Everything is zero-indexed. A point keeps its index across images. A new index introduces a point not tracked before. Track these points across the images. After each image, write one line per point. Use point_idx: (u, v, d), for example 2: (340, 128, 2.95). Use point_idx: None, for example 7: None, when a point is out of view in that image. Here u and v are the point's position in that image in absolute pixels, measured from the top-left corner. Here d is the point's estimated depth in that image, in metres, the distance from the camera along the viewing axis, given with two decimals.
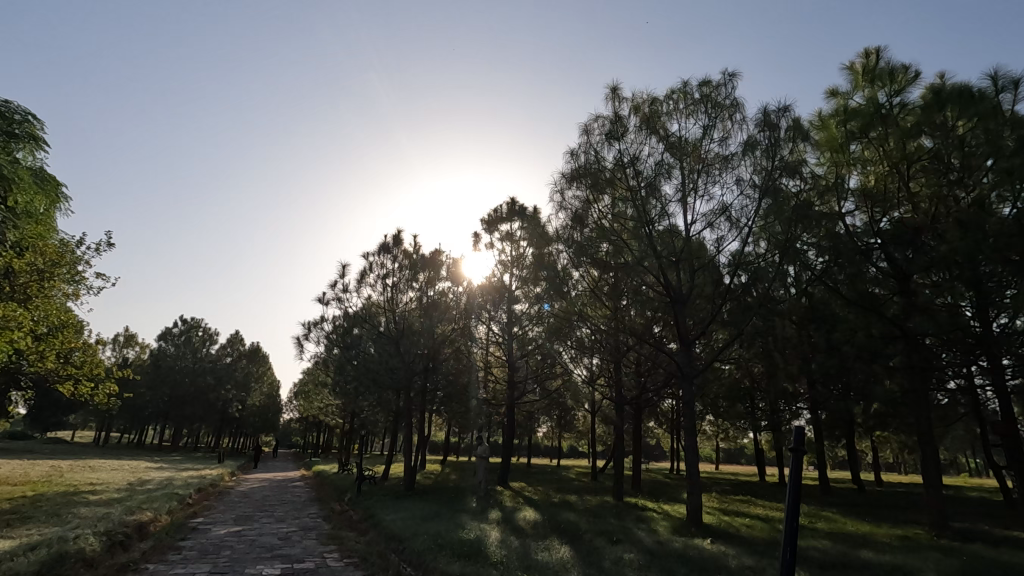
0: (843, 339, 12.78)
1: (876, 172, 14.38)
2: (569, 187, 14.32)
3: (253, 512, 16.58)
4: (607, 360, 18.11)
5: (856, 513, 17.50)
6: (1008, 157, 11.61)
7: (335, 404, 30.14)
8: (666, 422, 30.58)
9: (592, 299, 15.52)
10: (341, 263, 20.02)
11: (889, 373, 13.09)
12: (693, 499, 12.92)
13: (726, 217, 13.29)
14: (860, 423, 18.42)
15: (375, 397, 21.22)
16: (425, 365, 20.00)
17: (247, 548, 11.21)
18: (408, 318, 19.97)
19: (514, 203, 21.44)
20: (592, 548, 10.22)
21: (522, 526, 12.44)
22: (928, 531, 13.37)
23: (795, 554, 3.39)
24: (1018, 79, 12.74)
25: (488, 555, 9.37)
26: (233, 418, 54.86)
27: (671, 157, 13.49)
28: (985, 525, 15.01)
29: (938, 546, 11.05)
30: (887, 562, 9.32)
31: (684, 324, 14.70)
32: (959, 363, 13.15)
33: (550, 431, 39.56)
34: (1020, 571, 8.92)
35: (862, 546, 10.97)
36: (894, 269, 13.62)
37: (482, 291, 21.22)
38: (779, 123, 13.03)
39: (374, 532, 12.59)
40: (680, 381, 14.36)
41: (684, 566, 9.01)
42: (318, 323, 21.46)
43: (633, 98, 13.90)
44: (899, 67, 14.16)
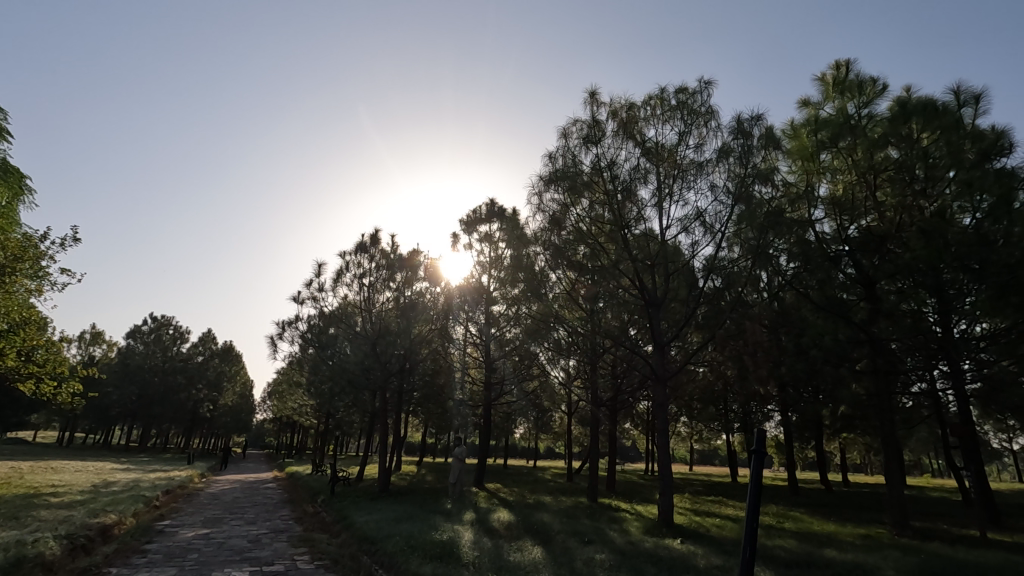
0: (811, 343, 13.13)
1: (845, 181, 14.81)
2: (547, 190, 14.33)
3: (223, 514, 16.27)
4: (584, 362, 18.28)
5: (822, 513, 17.92)
6: (968, 169, 12.20)
7: (309, 404, 29.74)
8: (641, 424, 30.90)
9: (568, 301, 15.59)
10: (317, 262, 19.84)
11: (854, 376, 13.45)
12: (664, 500, 13.11)
13: (701, 223, 13.52)
14: (828, 426, 18.86)
15: (350, 397, 21.04)
16: (402, 366, 19.91)
17: (216, 551, 11.01)
18: (385, 318, 19.86)
19: (493, 205, 21.49)
20: (564, 548, 10.31)
21: (496, 527, 12.45)
22: (890, 530, 13.76)
23: (754, 553, 3.49)
24: (978, 94, 13.30)
25: (460, 557, 9.37)
26: (204, 418, 53.75)
27: (648, 162, 13.68)
28: (945, 524, 15.50)
29: (898, 545, 11.40)
30: (849, 561, 9.59)
31: (659, 327, 14.94)
32: (922, 368, 13.57)
33: (528, 433, 39.59)
34: (973, 568, 9.26)
35: (825, 544, 11.27)
36: (861, 275, 13.95)
37: (461, 291, 21.21)
38: (752, 131, 13.34)
39: (347, 534, 12.47)
40: (654, 383, 14.58)
41: (654, 566, 9.14)
42: (293, 322, 21.20)
43: (611, 103, 14.05)
44: (867, 79, 14.62)
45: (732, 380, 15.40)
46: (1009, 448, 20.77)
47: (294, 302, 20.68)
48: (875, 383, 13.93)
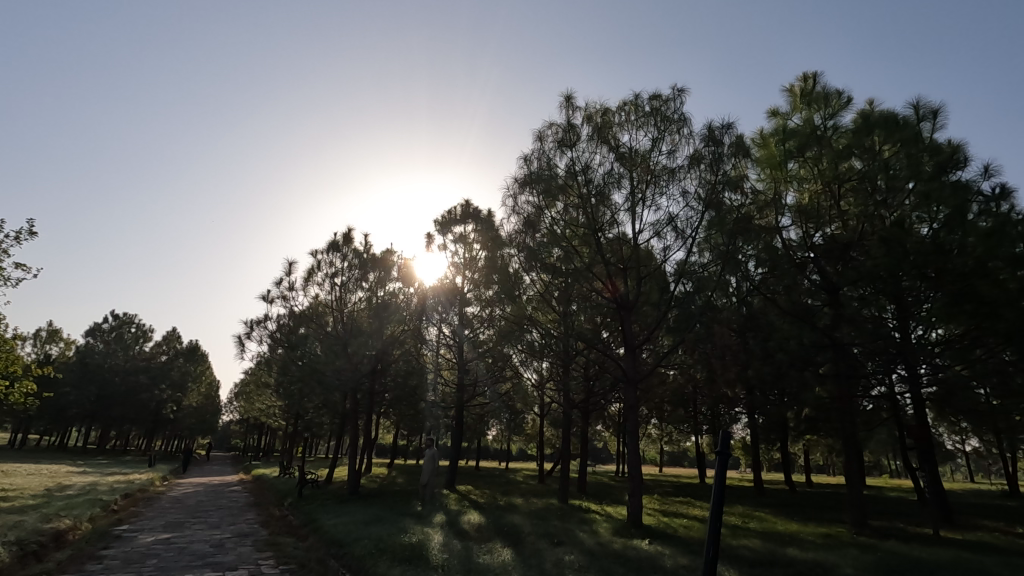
0: (777, 347, 13.51)
1: (810, 190, 15.11)
2: (522, 192, 14.40)
3: (185, 518, 15.81)
4: (556, 364, 18.38)
5: (786, 513, 18.34)
6: (925, 181, 12.75)
7: (278, 405, 29.14)
8: (613, 426, 31.21)
9: (542, 303, 15.86)
10: (287, 260, 19.50)
11: (818, 379, 13.83)
12: (633, 500, 13.26)
13: (672, 228, 13.74)
14: (793, 428, 19.34)
15: (320, 399, 20.67)
16: (373, 367, 19.69)
17: (176, 556, 10.69)
18: (357, 319, 19.67)
19: (469, 205, 21.43)
20: (534, 550, 10.34)
21: (467, 529, 12.41)
22: (850, 528, 14.14)
23: (717, 551, 3.56)
24: (936, 109, 13.87)
25: (429, 560, 9.31)
26: (167, 419, 52.23)
27: (621, 167, 13.86)
28: (902, 523, 16.00)
29: (857, 543, 11.74)
30: (811, 559, 9.85)
31: (631, 329, 15.16)
32: (882, 372, 14.03)
33: (500, 434, 39.56)
34: (927, 565, 9.61)
35: (787, 544, 11.54)
36: (826, 282, 14.34)
37: (435, 291, 20.94)
38: (723, 139, 13.59)
39: (314, 537, 12.27)
40: (625, 385, 14.75)
41: (622, 567, 9.24)
42: (262, 322, 20.79)
43: (586, 107, 14.19)
44: (833, 92, 15.13)
45: (700, 382, 15.72)
46: (962, 449, 21.61)
47: (262, 301, 20.26)
48: (837, 386, 14.31)
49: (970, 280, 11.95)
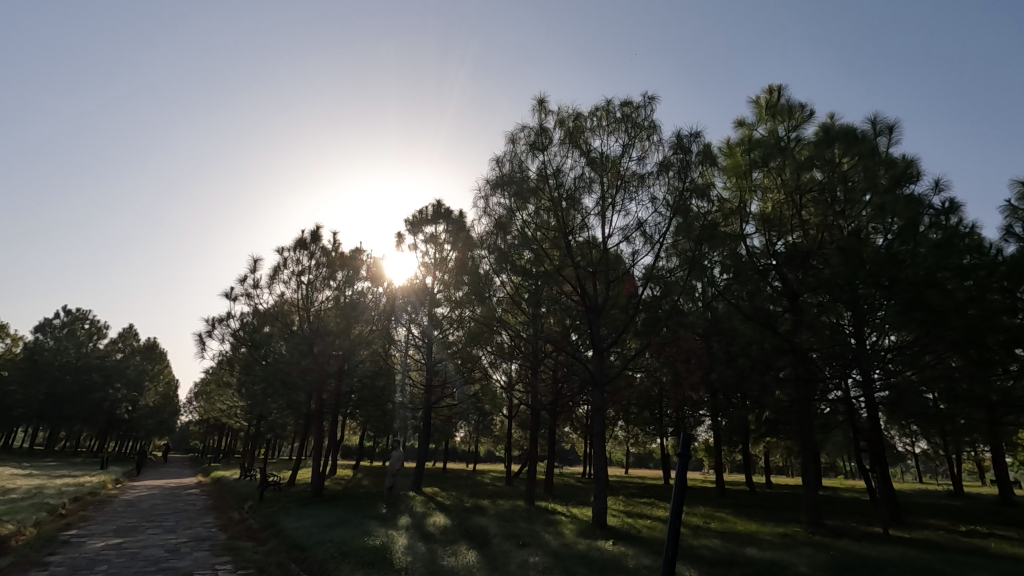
0: (740, 351, 13.86)
1: (774, 200, 15.57)
2: (493, 194, 14.43)
3: (138, 522, 15.24)
4: (525, 366, 18.45)
5: (746, 514, 18.79)
6: (881, 194, 13.40)
7: (239, 406, 28.37)
8: (580, 428, 31.45)
9: (511, 304, 15.76)
10: (252, 257, 19.07)
11: (779, 384, 14.23)
12: (598, 502, 13.39)
13: (641, 233, 13.94)
14: (754, 430, 19.87)
15: (284, 399, 20.21)
16: (340, 367, 19.42)
17: (128, 562, 10.31)
18: (324, 318, 19.41)
19: (440, 206, 21.34)
20: (498, 552, 10.34)
21: (432, 531, 12.31)
22: (806, 528, 14.58)
23: (677, 551, 3.63)
24: (892, 124, 14.46)
25: (392, 562, 9.20)
26: (122, 419, 50.32)
27: (593, 172, 13.99)
28: (855, 522, 16.60)
29: (812, 542, 12.13)
30: (767, 558, 10.14)
31: (599, 332, 15.27)
32: (838, 376, 14.53)
33: (468, 436, 39.38)
34: (876, 562, 10.01)
35: (746, 543, 11.85)
36: (787, 289, 14.76)
37: (404, 292, 20.99)
38: (691, 147, 13.84)
39: (275, 541, 12.00)
40: (593, 387, 14.88)
41: (586, 567, 9.34)
42: (225, 320, 20.25)
43: (558, 111, 14.31)
44: (796, 105, 15.60)
45: (666, 386, 15.97)
46: (912, 451, 22.54)
47: (226, 298, 19.75)
48: (796, 390, 14.76)
49: (922, 288, 12.72)
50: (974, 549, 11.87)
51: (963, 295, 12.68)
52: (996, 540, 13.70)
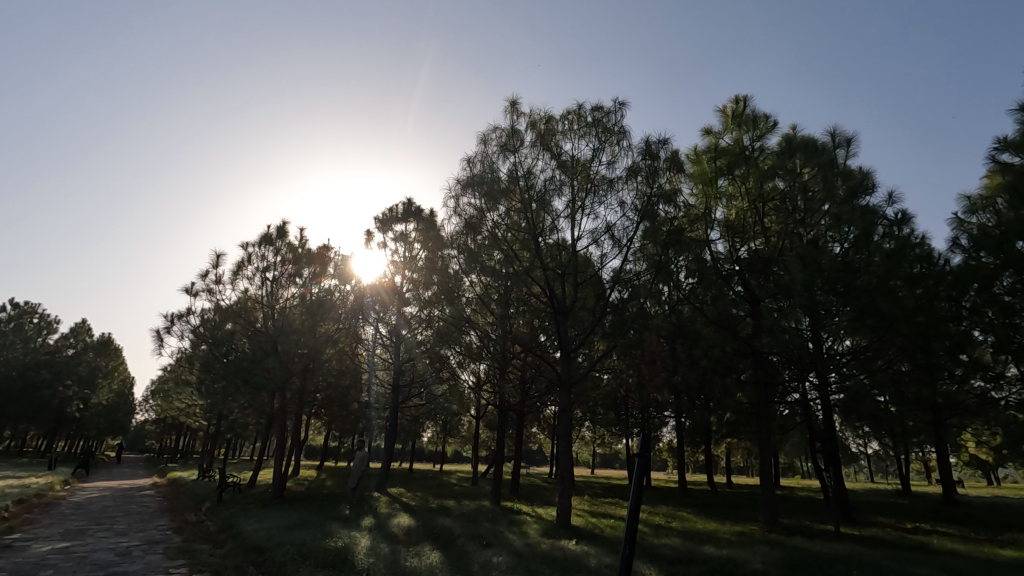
0: (702, 354, 14.23)
1: (738, 208, 15.94)
2: (464, 194, 14.43)
3: (87, 525, 14.64)
4: (493, 366, 18.48)
5: (705, 513, 19.22)
6: (838, 204, 14.08)
7: (199, 404, 27.58)
8: (547, 428, 31.65)
9: (480, 305, 15.69)
10: (214, 252, 18.54)
11: (739, 386, 14.74)
12: (563, 502, 13.49)
13: (609, 236, 14.11)
14: (716, 431, 20.37)
15: (245, 398, 19.66)
16: (305, 366, 19.09)
17: (75, 566, 9.90)
18: (288, 315, 18.88)
19: (411, 204, 21.19)
20: (462, 552, 10.32)
21: (396, 532, 12.22)
22: (762, 526, 14.85)
23: (632, 551, 3.71)
24: (850, 138, 15.04)
25: (353, 564, 9.10)
26: (72, 417, 48.23)
27: (563, 175, 14.12)
28: (809, 520, 17.14)
29: (767, 540, 12.49)
30: (724, 556, 10.41)
31: (566, 334, 15.28)
32: (796, 380, 15.07)
33: (436, 436, 39.15)
34: (827, 559, 10.36)
35: (705, 542, 12.11)
36: (748, 293, 15.16)
37: (372, 289, 20.73)
38: (659, 153, 13.99)
39: (232, 543, 11.69)
40: (559, 389, 14.88)
41: (548, 567, 9.39)
42: (185, 316, 19.66)
43: (530, 113, 14.38)
44: (761, 115, 15.97)
45: (631, 388, 16.16)
46: (864, 451, 23.41)
47: (186, 294, 19.17)
48: (756, 393, 15.18)
49: (874, 296, 13.35)
50: (918, 545, 12.43)
51: (912, 302, 13.35)
52: (939, 536, 14.34)
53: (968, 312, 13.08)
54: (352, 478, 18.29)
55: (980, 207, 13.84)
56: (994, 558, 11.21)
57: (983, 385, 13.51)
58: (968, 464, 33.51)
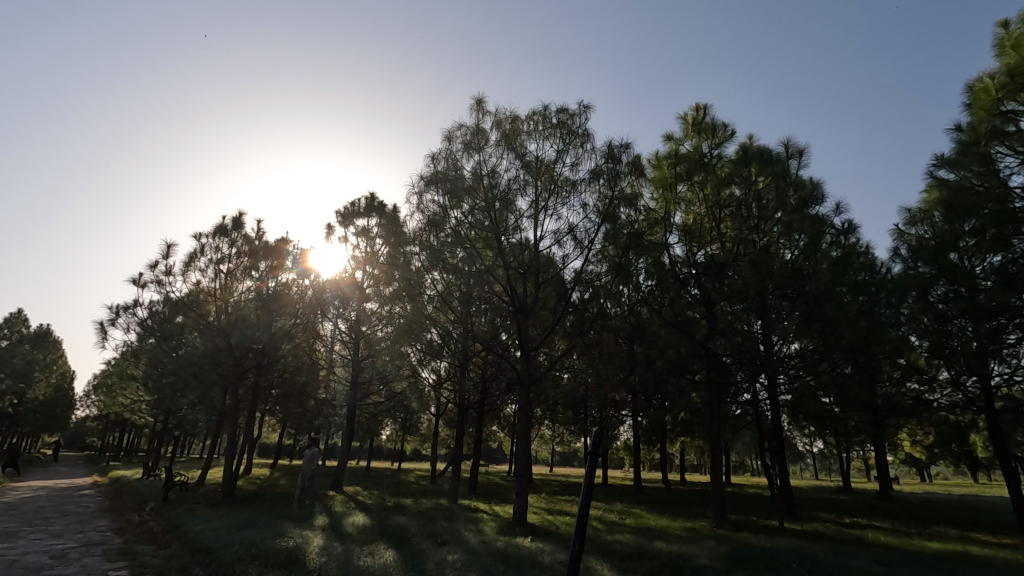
0: (657, 355, 14.63)
1: (696, 213, 16.19)
2: (427, 191, 14.32)
3: (19, 527, 13.86)
4: (454, 364, 18.42)
5: (659, 510, 19.68)
6: (790, 212, 14.59)
7: (145, 400, 26.49)
8: (508, 427, 31.77)
9: (442, 303, 15.66)
10: (165, 242, 17.84)
11: (693, 386, 15.18)
12: (519, 499, 13.59)
13: (571, 237, 14.19)
14: (671, 430, 20.90)
15: (195, 394, 18.97)
16: (259, 362, 18.55)
17: (3, 569, 9.38)
18: (243, 309, 18.31)
19: (373, 199, 20.90)
20: (417, 550, 10.30)
21: (349, 531, 12.06)
22: (711, 522, 15.22)
23: (582, 547, 3.70)
24: (802, 149, 15.67)
25: (304, 564, 8.94)
26: (5, 413, 45.52)
27: (527, 175, 14.15)
28: (756, 516, 17.72)
29: (716, 535, 12.90)
30: (674, 551, 10.72)
31: (527, 332, 15.30)
32: (747, 380, 15.48)
33: (395, 434, 38.74)
34: (771, 553, 10.79)
35: (656, 538, 12.41)
36: (703, 297, 15.58)
37: (332, 285, 20.33)
38: (621, 157, 14.17)
39: (177, 545, 11.28)
40: (518, 387, 14.86)
41: (502, 564, 9.44)
42: (131, 308, 18.84)
43: (496, 112, 14.39)
44: (720, 124, 16.34)
45: (590, 387, 16.40)
46: (810, 450, 24.46)
47: (134, 285, 18.37)
48: (709, 393, 15.55)
49: (822, 301, 14.04)
50: (854, 539, 13.08)
51: (855, 309, 13.92)
52: (875, 531, 15.14)
53: (907, 318, 13.92)
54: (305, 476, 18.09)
55: (919, 220, 14.76)
56: (921, 550, 11.92)
57: (917, 387, 15.09)
58: (904, 463, 35.40)
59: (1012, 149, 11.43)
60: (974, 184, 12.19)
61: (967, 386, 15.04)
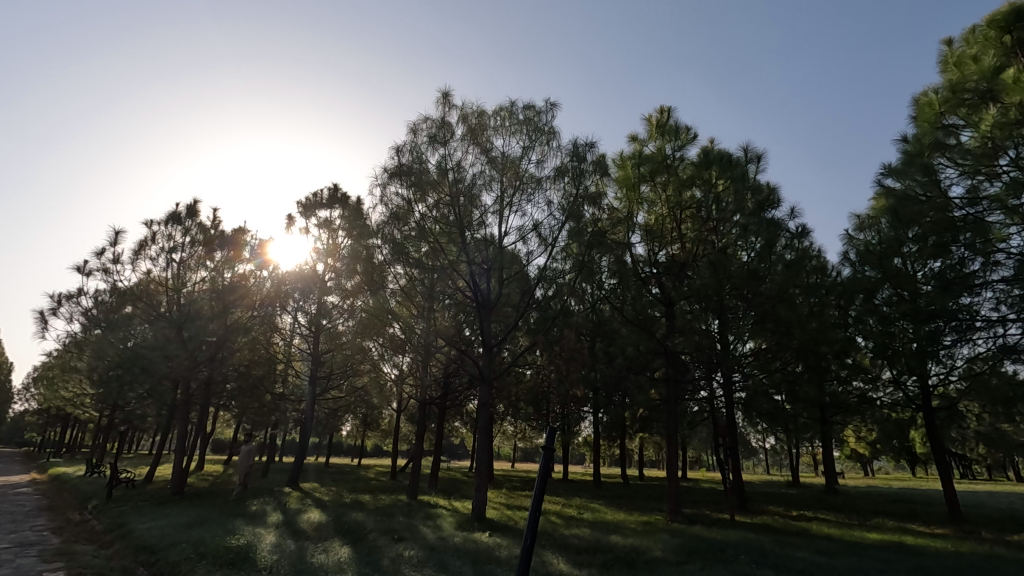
0: (618, 352, 14.86)
1: (658, 214, 16.25)
2: (391, 183, 14.12)
3: None
4: (416, 360, 18.20)
5: (617, 505, 19.95)
6: (747, 216, 15.27)
7: (90, 394, 25.29)
8: (470, 422, 31.68)
9: (404, 299, 15.47)
10: (114, 229, 17.14)
11: (652, 383, 15.45)
12: (478, 495, 13.59)
13: (536, 234, 14.20)
14: (630, 426, 21.21)
15: (143, 389, 18.19)
16: (212, 355, 17.95)
17: None
18: (197, 301, 17.69)
19: (336, 191, 20.49)
20: (374, 547, 10.19)
21: (304, 528, 11.81)
22: (665, 516, 15.56)
23: (534, 541, 3.73)
24: (760, 154, 16.14)
25: (255, 562, 8.73)
26: None
27: (492, 171, 14.12)
28: (710, 510, 18.20)
29: (669, 529, 13.21)
30: (628, 544, 10.93)
31: (489, 329, 15.23)
32: (703, 378, 15.79)
33: (355, 430, 38.15)
34: (721, 546, 11.11)
35: (612, 532, 12.58)
36: (663, 296, 15.88)
37: (293, 278, 19.82)
38: (586, 156, 14.25)
39: (119, 544, 10.81)
40: (479, 382, 14.79)
41: (458, 560, 9.44)
42: (74, 297, 17.96)
43: (462, 106, 14.30)
44: (683, 127, 16.53)
45: (551, 383, 16.48)
46: (762, 446, 25.27)
47: (78, 273, 17.58)
48: (667, 390, 15.81)
49: (775, 303, 14.55)
50: (799, 531, 13.61)
51: (807, 309, 14.64)
52: (819, 523, 15.79)
53: (853, 320, 14.81)
54: (240, 479, 18.55)
55: (866, 227, 15.57)
56: (860, 541, 12.51)
57: (862, 386, 16.05)
58: (850, 458, 36.97)
59: (953, 161, 12.05)
60: (918, 194, 12.67)
61: (908, 386, 15.80)
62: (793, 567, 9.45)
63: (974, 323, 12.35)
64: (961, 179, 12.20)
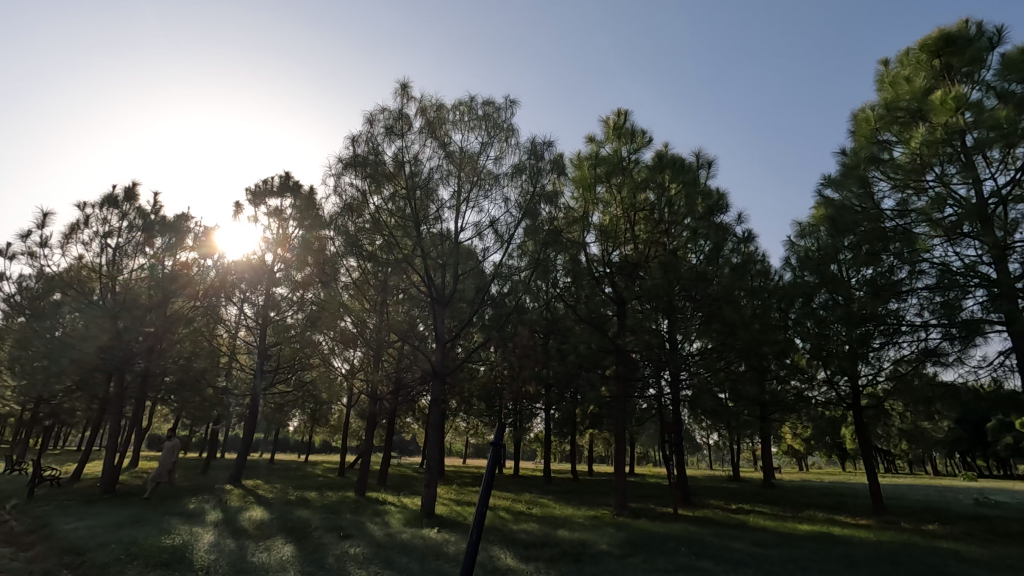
0: (570, 350, 15.07)
1: (612, 215, 16.49)
2: (345, 173, 13.82)
3: None
4: (368, 354, 17.89)
5: (566, 500, 20.26)
6: (697, 219, 15.85)
7: (12, 386, 23.61)
8: (422, 418, 31.39)
9: (356, 292, 15.18)
10: (42, 210, 16.06)
11: (602, 381, 15.74)
12: (427, 492, 13.49)
13: (492, 231, 14.21)
14: (581, 423, 21.55)
15: (72, 381, 17.13)
16: (150, 347, 17.08)
17: None
18: (133, 289, 16.81)
19: (288, 178, 19.84)
20: (318, 544, 9.98)
21: (246, 526, 11.43)
22: (612, 510, 15.89)
23: (480, 535, 3.68)
24: (711, 160, 16.68)
25: (192, 562, 8.39)
26: None
27: (450, 166, 14.02)
28: (655, 504, 18.72)
29: (616, 522, 13.53)
30: (574, 538, 11.15)
31: (443, 325, 15.09)
32: (652, 376, 16.22)
33: (304, 425, 37.17)
34: (664, 538, 11.46)
35: (560, 526, 12.80)
36: (616, 295, 16.25)
37: (239, 268, 19.07)
38: (544, 154, 14.39)
39: (41, 546, 10.16)
40: (432, 378, 14.66)
41: (406, 557, 9.34)
42: None
43: (421, 98, 14.12)
44: (638, 130, 16.90)
45: (504, 379, 16.54)
46: (707, 442, 26.18)
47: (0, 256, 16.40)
48: (617, 387, 16.16)
49: (721, 304, 15.09)
50: (738, 524, 14.21)
51: (750, 311, 15.27)
52: (756, 516, 16.48)
53: (793, 322, 15.49)
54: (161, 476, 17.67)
55: (807, 234, 16.38)
56: (793, 532, 13.19)
57: (798, 385, 16.90)
58: (787, 453, 38.80)
59: (885, 175, 12.88)
60: (854, 205, 13.34)
61: (840, 385, 16.72)
62: (730, 558, 9.87)
63: (900, 328, 13.25)
64: (892, 193, 13.00)
